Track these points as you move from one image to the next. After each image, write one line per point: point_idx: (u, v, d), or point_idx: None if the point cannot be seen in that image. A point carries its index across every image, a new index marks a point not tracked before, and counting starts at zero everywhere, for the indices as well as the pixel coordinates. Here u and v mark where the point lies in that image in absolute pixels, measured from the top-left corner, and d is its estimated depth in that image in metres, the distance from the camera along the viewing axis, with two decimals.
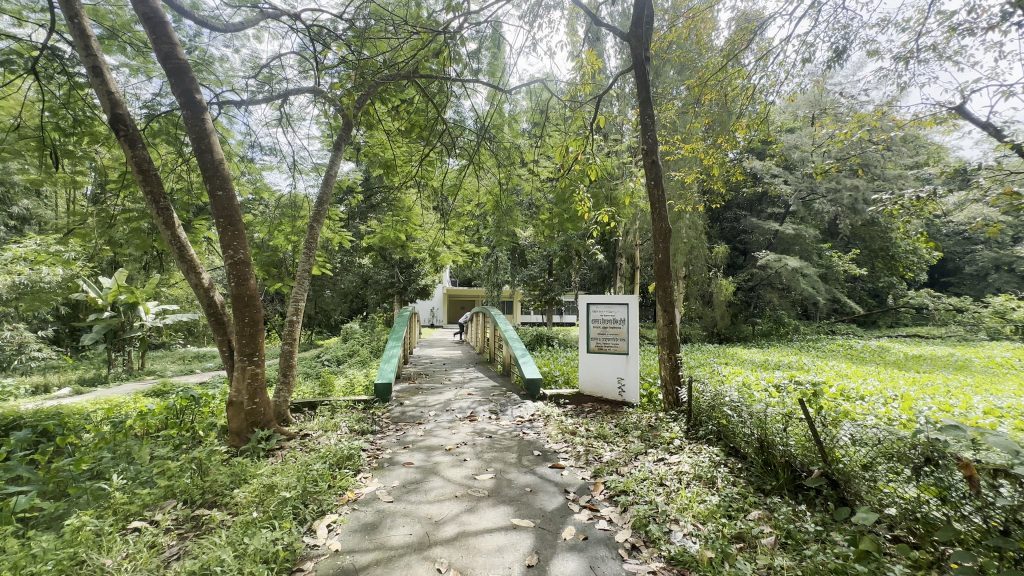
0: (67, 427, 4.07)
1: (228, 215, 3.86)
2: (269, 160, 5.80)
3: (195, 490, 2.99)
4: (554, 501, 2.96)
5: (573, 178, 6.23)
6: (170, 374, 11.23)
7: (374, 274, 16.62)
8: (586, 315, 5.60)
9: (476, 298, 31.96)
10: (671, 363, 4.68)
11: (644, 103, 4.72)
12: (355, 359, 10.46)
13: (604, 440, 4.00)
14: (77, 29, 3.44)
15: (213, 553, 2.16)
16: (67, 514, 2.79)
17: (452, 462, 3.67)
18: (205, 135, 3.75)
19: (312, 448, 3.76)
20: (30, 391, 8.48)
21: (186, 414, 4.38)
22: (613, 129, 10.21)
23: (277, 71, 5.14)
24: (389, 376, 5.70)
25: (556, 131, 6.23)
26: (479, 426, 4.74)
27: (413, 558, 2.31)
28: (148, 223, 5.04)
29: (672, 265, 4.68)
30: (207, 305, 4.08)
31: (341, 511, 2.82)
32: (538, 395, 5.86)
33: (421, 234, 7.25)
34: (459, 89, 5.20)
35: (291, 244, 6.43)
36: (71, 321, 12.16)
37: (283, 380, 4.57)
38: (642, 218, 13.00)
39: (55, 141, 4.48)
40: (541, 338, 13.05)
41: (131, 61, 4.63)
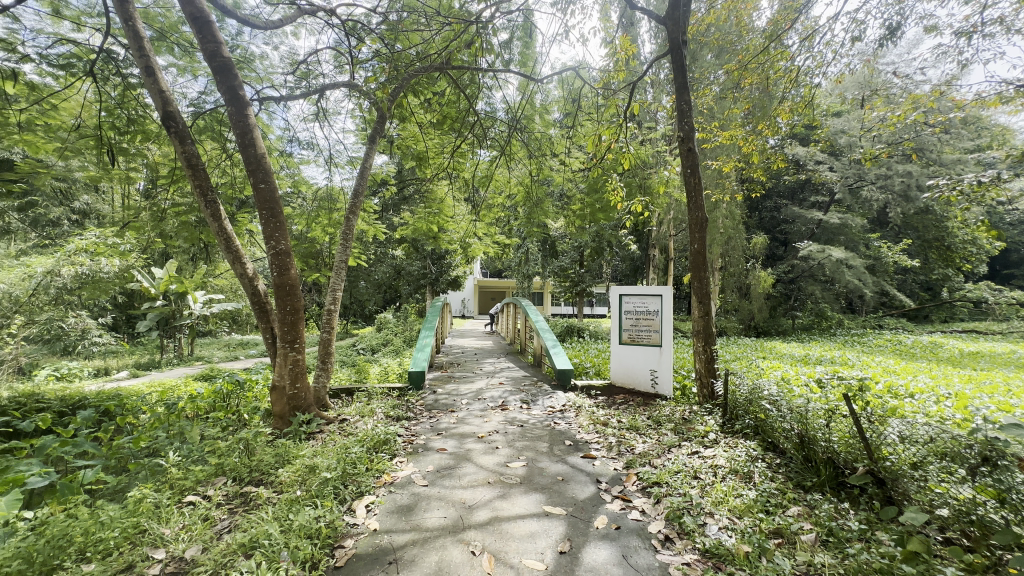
0: (126, 408, 4.38)
1: (270, 207, 4.00)
2: (306, 155, 5.99)
3: (243, 468, 3.15)
4: (586, 490, 2.97)
5: (606, 167, 6.14)
6: (217, 360, 11.83)
7: (407, 265, 16.96)
8: (618, 306, 5.52)
9: (507, 290, 32.13)
10: (707, 356, 4.56)
11: (681, 88, 4.57)
12: (389, 348, 10.72)
13: (636, 432, 3.97)
14: (131, 31, 3.64)
15: (262, 527, 2.29)
16: (128, 487, 3.03)
17: (484, 450, 3.73)
18: (249, 131, 3.89)
19: (350, 432, 3.90)
20: (92, 374, 9.10)
21: (231, 397, 4.64)
22: (647, 116, 10.03)
23: (314, 67, 5.28)
24: (423, 364, 5.81)
25: (588, 121, 6.16)
26: (510, 415, 4.78)
27: (448, 540, 2.37)
28: (196, 216, 5.30)
29: (707, 255, 4.57)
30: (250, 294, 4.24)
31: (378, 493, 2.92)
32: (569, 386, 5.84)
33: (453, 225, 7.35)
34: (491, 80, 5.22)
35: (327, 237, 6.60)
36: (128, 309, 12.92)
37: (322, 366, 4.74)
38: (676, 208, 12.72)
39: (111, 139, 4.74)
40: (572, 330, 13.00)
41: (178, 61, 4.85)
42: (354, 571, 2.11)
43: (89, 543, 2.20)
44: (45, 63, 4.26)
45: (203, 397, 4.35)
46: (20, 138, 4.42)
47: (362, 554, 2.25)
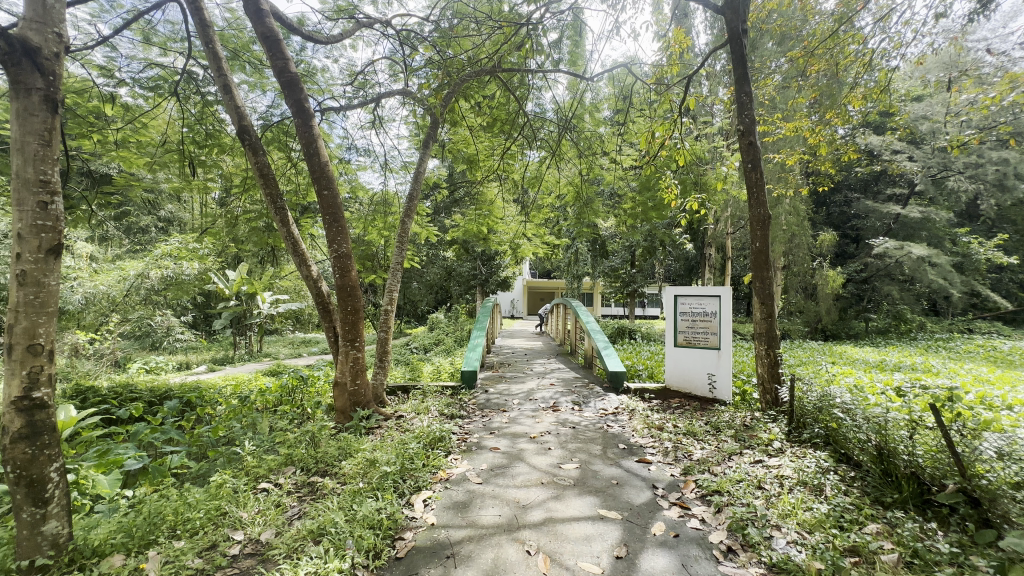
0: (205, 400, 4.77)
1: (333, 212, 4.22)
2: (363, 161, 6.26)
3: (310, 459, 3.33)
4: (642, 496, 2.90)
5: (659, 165, 5.98)
6: (283, 357, 12.58)
7: (458, 266, 17.30)
8: (673, 306, 5.37)
9: (555, 290, 32.00)
10: (770, 360, 4.32)
11: (740, 79, 4.36)
12: (441, 347, 10.97)
13: (694, 438, 3.84)
14: (211, 53, 3.97)
15: (328, 515, 2.42)
16: (209, 472, 3.31)
17: (537, 450, 3.74)
18: (313, 140, 4.12)
19: (407, 428, 4.03)
20: (176, 368, 9.93)
21: (296, 392, 4.92)
22: (702, 110, 9.66)
23: (370, 77, 5.51)
24: (475, 364, 5.90)
25: (640, 118, 6.02)
26: (562, 416, 4.76)
27: (503, 538, 2.40)
28: (265, 222, 5.65)
29: (770, 254, 4.33)
30: (315, 295, 4.48)
31: (434, 488, 3.00)
32: (621, 388, 5.73)
33: (503, 226, 7.43)
34: (540, 82, 5.23)
35: (383, 240, 6.87)
36: (205, 309, 14.00)
37: (379, 364, 4.93)
38: (734, 205, 12.15)
39: (192, 152, 5.18)
40: (623, 331, 12.75)
41: (250, 78, 5.21)
42: (414, 563, 2.18)
43: (179, 521, 2.43)
44: (137, 85, 4.71)
45: (272, 391, 4.66)
46: (117, 155, 4.93)
47: (421, 548, 2.32)
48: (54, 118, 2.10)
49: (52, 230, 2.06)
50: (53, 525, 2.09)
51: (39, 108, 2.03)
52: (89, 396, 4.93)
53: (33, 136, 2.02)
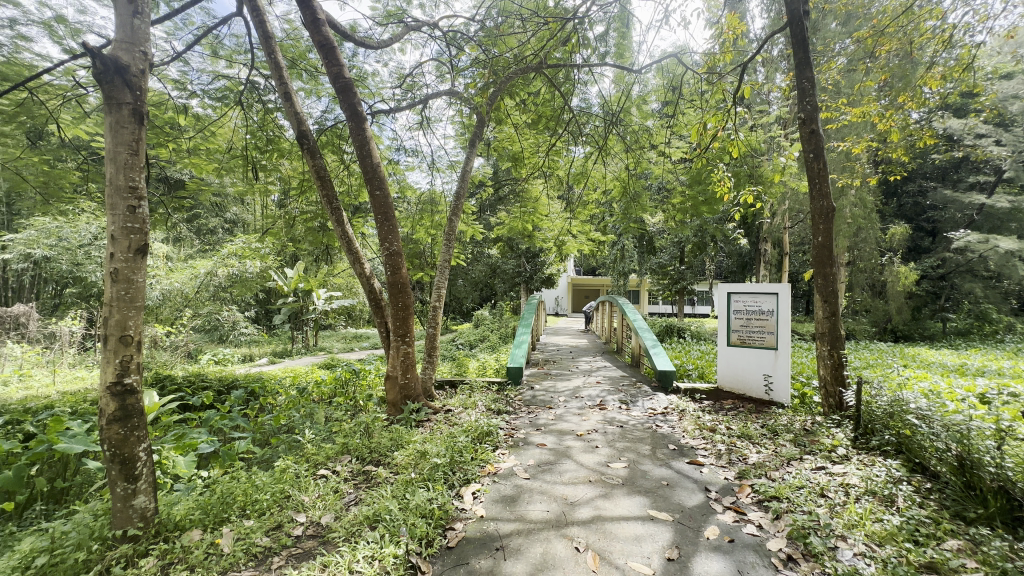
0: (267, 390, 5.08)
1: (385, 212, 4.37)
2: (411, 161, 6.43)
3: (365, 449, 3.48)
4: (694, 498, 2.82)
5: (711, 157, 5.76)
6: (336, 351, 13.15)
7: (503, 264, 17.41)
8: (726, 305, 5.19)
9: (600, 287, 31.57)
10: (834, 361, 4.07)
11: (801, 64, 4.10)
12: (486, 344, 11.08)
13: (749, 441, 3.68)
14: (273, 62, 4.20)
15: (383, 503, 2.52)
16: (273, 458, 3.53)
17: (584, 448, 3.72)
18: (366, 142, 4.28)
19: (455, 422, 4.11)
20: (240, 360, 10.59)
21: (349, 385, 5.14)
22: (758, 98, 9.22)
23: (418, 79, 5.65)
24: (521, 361, 5.94)
25: (690, 109, 5.82)
26: (609, 415, 4.71)
27: (552, 533, 2.41)
28: (320, 222, 5.92)
29: (834, 249, 4.06)
30: (368, 292, 4.65)
31: (483, 481, 3.05)
32: (671, 388, 5.58)
33: (548, 223, 7.41)
34: (586, 76, 5.17)
35: (431, 239, 7.02)
36: (266, 305, 14.85)
37: (428, 359, 5.06)
38: (793, 197, 11.50)
39: (255, 158, 5.50)
40: (672, 330, 12.42)
41: (306, 85, 5.48)
42: (464, 553, 2.24)
43: (248, 501, 2.61)
44: (206, 96, 5.04)
45: (327, 383, 4.90)
46: (189, 161, 5.32)
47: (471, 538, 2.37)
48: (142, 130, 2.30)
49: (139, 231, 2.26)
50: (141, 500, 2.30)
51: (128, 121, 2.24)
52: (167, 385, 5.36)
53: (124, 147, 2.22)
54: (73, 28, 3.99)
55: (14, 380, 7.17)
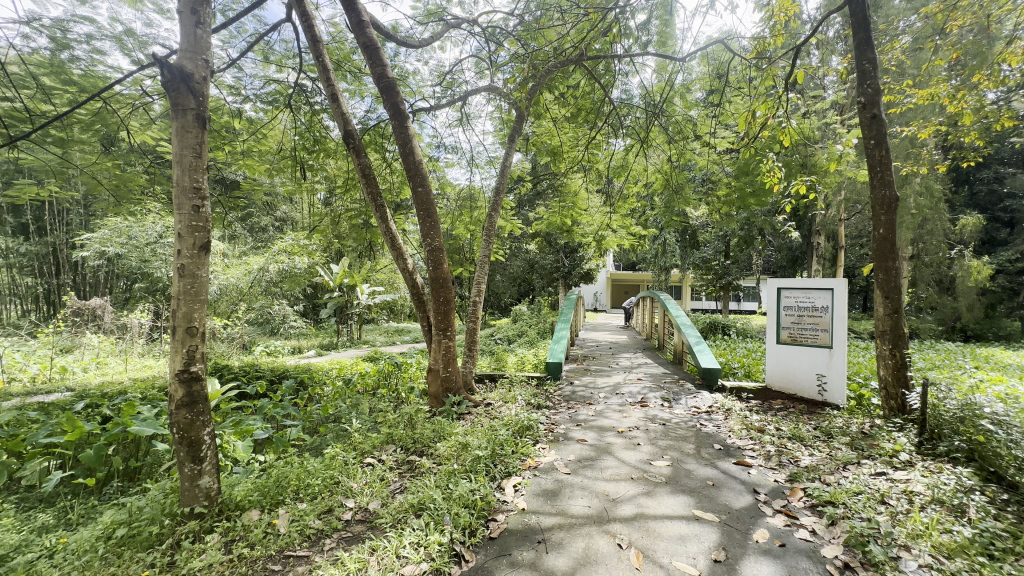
0: (315, 380, 5.31)
1: (427, 209, 4.45)
2: (451, 158, 6.51)
3: (409, 439, 3.58)
4: (741, 500, 2.73)
5: (760, 147, 5.51)
6: (379, 344, 13.56)
7: (541, 259, 17.37)
8: (775, 300, 4.97)
9: (641, 283, 30.94)
10: (896, 361, 3.83)
11: (862, 44, 3.84)
12: (524, 339, 11.11)
13: (801, 443, 3.53)
14: (321, 64, 4.35)
15: (427, 492, 2.59)
16: (322, 445, 3.69)
17: (626, 445, 3.67)
18: (409, 140, 4.37)
19: (495, 416, 4.16)
20: (291, 352, 11.11)
21: (392, 377, 5.29)
22: (811, 83, 8.73)
23: (458, 76, 5.70)
24: (560, 356, 5.91)
25: (737, 97, 5.59)
26: (651, 412, 4.62)
27: (594, 529, 2.40)
28: (364, 218, 6.10)
29: (897, 241, 3.80)
30: (411, 287, 4.76)
31: (524, 475, 3.07)
32: (715, 386, 5.40)
33: (587, 218, 7.33)
34: (627, 66, 5.06)
35: (470, 235, 7.10)
36: (313, 299, 15.48)
37: (468, 352, 5.13)
38: (850, 187, 10.83)
39: (303, 158, 5.73)
40: (716, 327, 12.02)
41: (350, 86, 5.64)
42: (507, 544, 2.27)
43: (301, 486, 2.75)
44: (259, 100, 5.28)
45: (371, 375, 5.07)
46: (243, 162, 5.60)
47: (513, 530, 2.40)
48: (204, 134, 2.45)
49: (202, 228, 2.41)
50: (206, 480, 2.47)
51: (192, 125, 2.39)
52: (225, 374, 5.70)
53: (189, 150, 2.37)
54: (140, 40, 4.31)
55: (92, 367, 7.84)
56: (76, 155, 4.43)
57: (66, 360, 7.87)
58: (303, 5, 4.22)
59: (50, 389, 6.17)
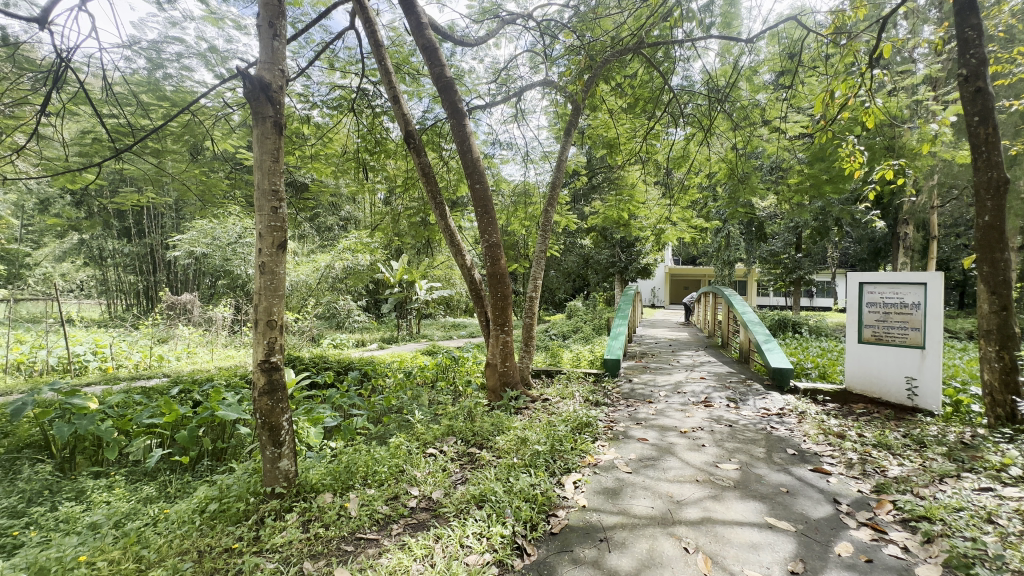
0: (378, 372, 5.56)
1: (484, 205, 4.51)
2: (506, 154, 6.55)
3: (469, 432, 3.65)
4: (820, 510, 2.55)
5: (838, 130, 5.09)
6: (437, 339, 13.95)
7: (596, 254, 17.09)
8: (857, 296, 4.59)
9: (702, 278, 29.67)
10: (1005, 364, 3.41)
11: (964, 9, 3.40)
12: (580, 335, 11.00)
13: (887, 451, 3.24)
14: (383, 68, 4.51)
15: (488, 485, 2.63)
16: (386, 434, 3.86)
17: (689, 445, 3.54)
18: (466, 138, 4.44)
19: (552, 411, 4.15)
20: (355, 345, 11.70)
21: (450, 370, 5.43)
22: (898, 57, 7.94)
23: (513, 72, 5.71)
24: (618, 353, 5.80)
25: (811, 77, 5.19)
26: (715, 413, 4.43)
27: (657, 531, 2.34)
28: (422, 217, 6.28)
29: (1006, 230, 3.37)
30: (469, 283, 4.84)
31: (584, 472, 3.05)
32: (787, 387, 5.07)
33: (645, 211, 7.12)
34: (688, 52, 4.85)
35: (525, 230, 7.11)
36: (375, 294, 16.18)
37: (525, 348, 5.15)
38: (944, 171, 9.76)
39: (365, 159, 5.99)
40: (786, 324, 11.29)
41: (409, 87, 5.80)
42: (568, 540, 2.26)
43: (369, 473, 2.89)
44: (325, 106, 5.57)
45: (431, 368, 5.23)
46: (312, 166, 5.94)
47: (574, 527, 2.39)
48: (281, 140, 2.61)
49: (280, 228, 2.58)
50: (285, 463, 2.66)
51: (271, 132, 2.56)
52: (297, 365, 6.10)
53: (268, 155, 2.55)
54: (222, 56, 4.70)
55: (184, 356, 8.67)
56: (169, 164, 4.88)
57: (163, 349, 8.76)
58: (366, 12, 4.39)
59: (150, 375, 6.91)
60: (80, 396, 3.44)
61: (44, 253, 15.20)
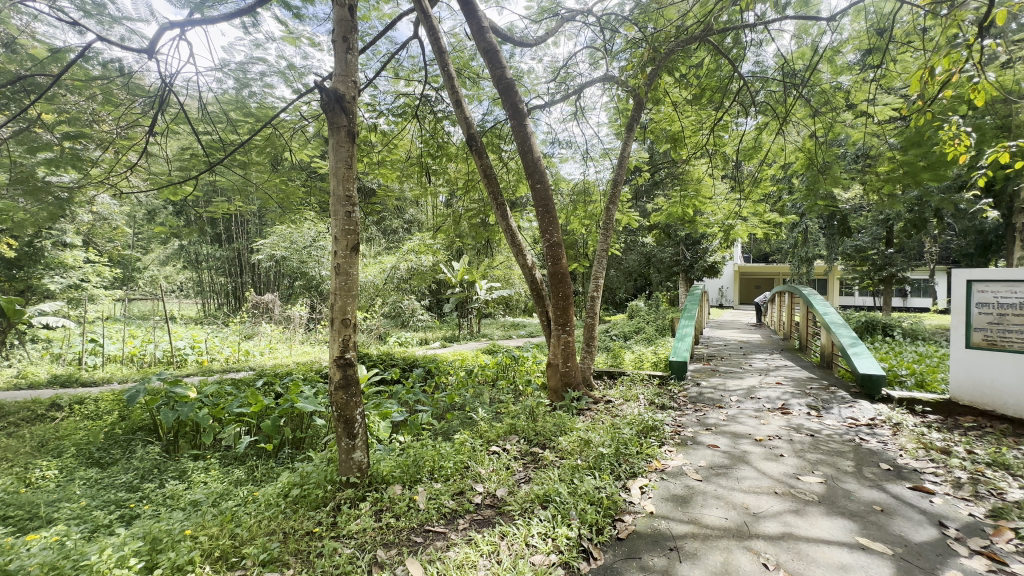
0: (441, 369, 5.72)
1: (545, 205, 4.50)
2: (565, 153, 6.50)
3: (531, 431, 3.66)
4: (923, 533, 2.30)
5: (938, 110, 4.57)
6: (497, 338, 14.15)
7: (659, 252, 16.52)
8: (964, 296, 4.08)
9: (776, 276, 27.82)
10: None
11: None
12: (642, 336, 10.69)
13: (1005, 472, 2.87)
14: (446, 73, 4.63)
15: (553, 485, 2.63)
16: (450, 430, 3.96)
17: (765, 455, 3.33)
18: (527, 138, 4.45)
19: (616, 414, 4.06)
20: (419, 343, 12.12)
21: (510, 369, 5.48)
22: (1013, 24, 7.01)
23: (572, 69, 5.65)
24: (685, 355, 5.57)
25: (904, 54, 4.69)
26: (794, 421, 4.13)
27: (733, 544, 2.21)
28: (482, 218, 6.39)
29: None
30: (529, 283, 4.85)
31: (650, 477, 2.95)
32: (878, 396, 4.60)
33: (712, 206, 6.79)
34: (760, 35, 4.55)
35: (586, 229, 7.02)
36: (438, 294, 16.69)
37: (587, 348, 5.08)
38: None
39: (428, 163, 6.18)
40: (874, 326, 10.31)
41: (470, 92, 5.92)
42: (636, 547, 2.20)
43: (436, 467, 2.98)
44: (390, 114, 5.81)
45: (492, 366, 5.30)
46: (379, 172, 6.23)
47: (642, 533, 2.32)
48: (354, 147, 2.76)
49: (353, 232, 2.72)
50: (359, 454, 2.80)
51: (345, 141, 2.71)
52: (366, 361, 6.42)
53: (343, 162, 2.70)
54: (299, 72, 4.99)
55: (267, 351, 9.43)
56: (253, 174, 5.31)
57: (249, 345, 9.57)
58: (429, 20, 4.52)
59: (239, 369, 7.57)
60: (182, 385, 3.87)
61: (152, 257, 17.14)
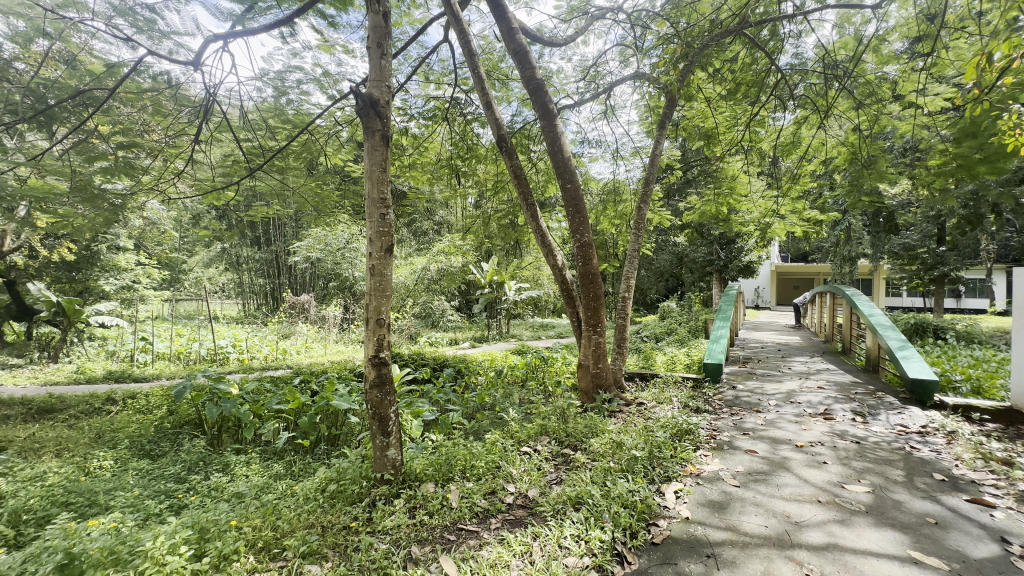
0: (471, 370, 5.78)
1: (576, 205, 4.47)
2: (595, 152, 6.44)
3: (562, 432, 3.64)
4: (983, 549, 2.16)
5: (996, 99, 4.29)
6: (526, 339, 14.14)
7: (692, 252, 16.14)
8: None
9: (816, 276, 26.72)
10: None
11: None
12: (674, 337, 10.47)
13: None
14: (476, 76, 4.67)
15: (585, 487, 2.60)
16: (480, 430, 3.99)
17: (807, 461, 3.20)
18: (557, 138, 4.44)
19: (649, 416, 3.99)
20: (449, 343, 12.25)
21: (540, 370, 5.47)
22: None
23: (602, 68, 5.59)
24: (720, 357, 5.43)
25: (957, 40, 4.43)
26: (838, 427, 3.95)
27: (773, 553, 2.14)
28: (512, 219, 6.40)
29: None
30: (560, 283, 4.83)
31: (685, 481, 2.88)
32: (930, 402, 4.37)
33: (748, 204, 6.58)
34: (799, 26, 4.39)
35: (616, 229, 6.94)
36: (467, 295, 16.83)
37: (618, 349, 5.02)
38: None
39: (458, 165, 6.24)
40: (924, 328, 9.77)
41: (499, 93, 5.95)
42: (672, 552, 2.16)
43: (468, 466, 3.01)
44: (421, 117, 5.90)
45: (521, 367, 5.31)
46: (410, 174, 6.34)
47: (677, 539, 2.27)
48: (387, 151, 2.81)
49: (386, 233, 2.77)
50: (393, 452, 2.85)
51: (379, 145, 2.77)
52: (398, 360, 6.53)
53: (377, 166, 2.76)
54: (334, 78, 5.13)
55: (303, 350, 9.74)
56: (290, 179, 5.49)
57: (286, 344, 9.90)
58: (459, 23, 4.56)
59: (277, 367, 7.84)
60: (225, 382, 4.08)
61: (197, 259, 17.97)
